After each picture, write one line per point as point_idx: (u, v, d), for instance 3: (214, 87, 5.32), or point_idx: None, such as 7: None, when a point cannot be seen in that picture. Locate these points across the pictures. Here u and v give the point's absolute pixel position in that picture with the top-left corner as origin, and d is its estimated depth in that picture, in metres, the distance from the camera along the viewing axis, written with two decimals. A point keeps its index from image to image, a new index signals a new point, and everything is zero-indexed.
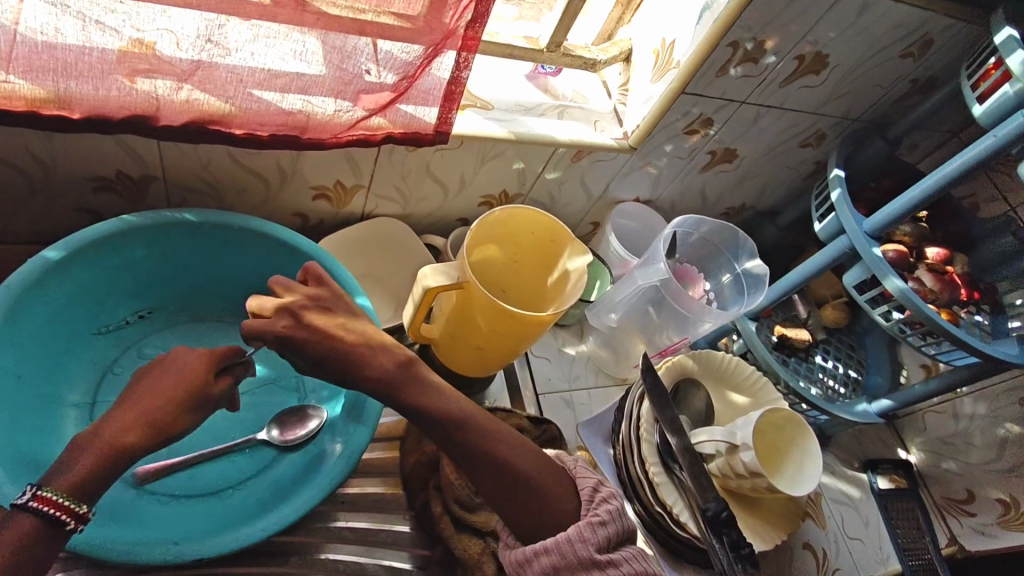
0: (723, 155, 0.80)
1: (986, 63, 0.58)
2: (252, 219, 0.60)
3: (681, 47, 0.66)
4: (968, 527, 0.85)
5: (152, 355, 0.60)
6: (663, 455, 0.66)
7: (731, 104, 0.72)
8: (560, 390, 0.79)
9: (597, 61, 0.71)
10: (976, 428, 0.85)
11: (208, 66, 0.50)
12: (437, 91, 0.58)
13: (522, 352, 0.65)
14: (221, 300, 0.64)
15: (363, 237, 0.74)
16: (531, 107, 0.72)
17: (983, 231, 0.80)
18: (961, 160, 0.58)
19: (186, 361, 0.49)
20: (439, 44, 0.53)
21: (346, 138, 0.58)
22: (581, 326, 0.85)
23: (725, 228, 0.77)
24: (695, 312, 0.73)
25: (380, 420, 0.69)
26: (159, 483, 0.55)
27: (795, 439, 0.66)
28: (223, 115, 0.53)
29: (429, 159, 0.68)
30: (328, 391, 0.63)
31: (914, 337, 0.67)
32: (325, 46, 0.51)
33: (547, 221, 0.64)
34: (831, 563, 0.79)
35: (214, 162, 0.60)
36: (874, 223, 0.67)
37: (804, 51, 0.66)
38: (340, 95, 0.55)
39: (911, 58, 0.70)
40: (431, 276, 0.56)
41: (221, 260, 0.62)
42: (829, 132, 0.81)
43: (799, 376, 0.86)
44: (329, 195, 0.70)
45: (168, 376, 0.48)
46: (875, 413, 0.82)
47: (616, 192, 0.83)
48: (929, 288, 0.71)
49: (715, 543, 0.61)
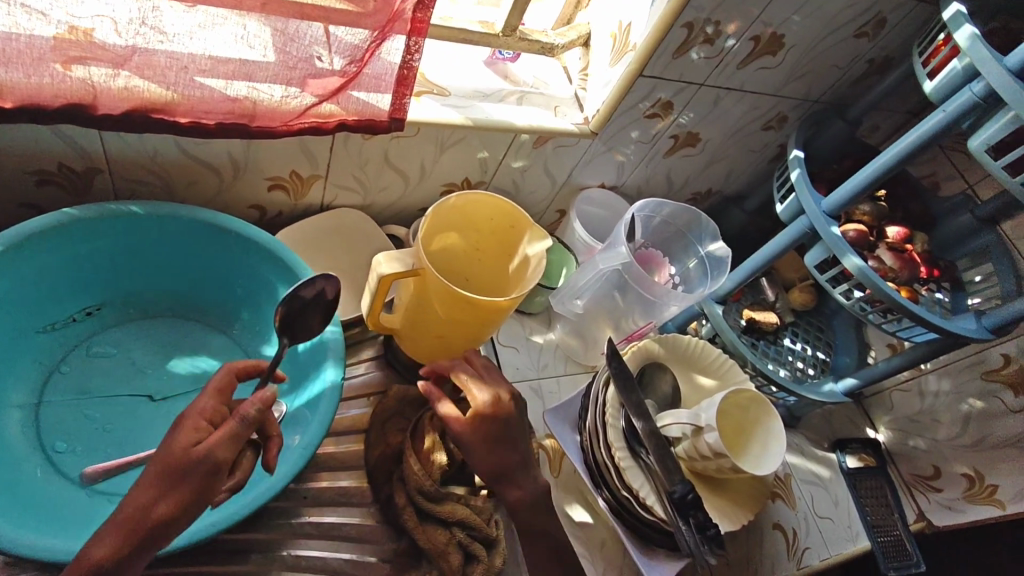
0: (686, 139, 0.80)
1: (935, 40, 0.59)
2: (201, 211, 0.59)
3: (638, 30, 0.66)
4: (935, 503, 0.86)
5: (102, 353, 0.59)
6: (630, 439, 0.66)
7: (690, 86, 0.72)
8: (529, 378, 0.79)
9: (555, 46, 0.70)
10: (941, 404, 0.86)
11: (146, 52, 0.48)
12: (389, 77, 0.56)
13: (484, 339, 0.65)
14: (174, 295, 0.63)
15: (322, 228, 0.73)
16: (489, 94, 0.71)
17: (942, 209, 0.81)
18: (914, 134, 0.59)
19: (179, 424, 0.45)
20: (385, 28, 0.52)
21: (297, 127, 0.57)
22: (549, 314, 0.85)
23: (687, 210, 0.78)
24: (659, 296, 0.73)
25: (345, 414, 0.68)
26: (108, 483, 0.53)
27: (760, 420, 0.67)
28: (165, 103, 0.51)
29: (386, 147, 0.67)
30: (287, 384, 0.62)
31: (875, 315, 0.67)
32: (279, 35, 0.50)
33: (505, 206, 0.63)
34: (801, 542, 0.80)
35: (160, 153, 0.59)
36: (833, 202, 0.67)
37: (760, 32, 0.66)
38: (289, 81, 0.54)
39: (866, 37, 0.71)
40: (385, 264, 0.56)
41: (172, 254, 0.61)
42: (790, 115, 0.81)
43: (768, 360, 0.86)
44: (285, 186, 0.68)
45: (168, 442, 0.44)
46: (841, 392, 0.82)
47: (581, 178, 0.82)
48: (888, 266, 0.72)
49: (683, 525, 0.62)
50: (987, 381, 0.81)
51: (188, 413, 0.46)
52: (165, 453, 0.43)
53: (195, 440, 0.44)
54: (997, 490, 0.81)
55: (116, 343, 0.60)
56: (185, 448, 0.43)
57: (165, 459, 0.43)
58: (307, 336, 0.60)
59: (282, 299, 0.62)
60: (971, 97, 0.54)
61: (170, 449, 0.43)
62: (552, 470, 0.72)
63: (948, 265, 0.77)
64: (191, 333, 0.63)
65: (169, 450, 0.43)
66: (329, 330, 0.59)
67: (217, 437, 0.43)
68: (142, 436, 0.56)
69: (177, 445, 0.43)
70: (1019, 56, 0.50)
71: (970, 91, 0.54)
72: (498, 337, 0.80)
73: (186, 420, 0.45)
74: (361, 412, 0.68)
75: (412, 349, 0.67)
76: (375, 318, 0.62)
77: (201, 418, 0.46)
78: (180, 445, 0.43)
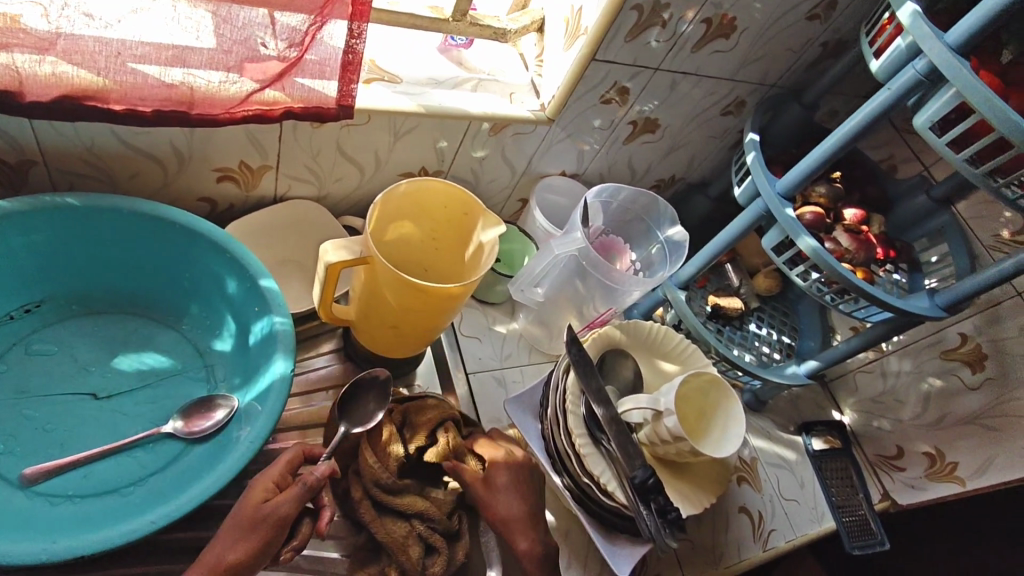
0: (645, 125, 0.80)
1: (880, 19, 0.59)
2: (143, 202, 0.58)
3: (588, 13, 0.65)
4: (899, 482, 0.87)
5: (42, 351, 0.57)
6: (590, 426, 0.65)
7: (645, 71, 0.71)
8: (492, 368, 0.78)
9: (508, 31, 0.69)
10: (902, 384, 0.87)
11: (72, 36, 0.47)
12: (333, 62, 0.55)
13: (441, 328, 0.64)
14: (120, 291, 0.62)
15: (276, 221, 0.72)
16: (443, 81, 0.70)
17: (899, 191, 0.81)
18: (862, 114, 0.59)
19: (253, 487, 0.51)
20: (322, 10, 0.51)
21: (239, 114, 0.55)
22: (512, 304, 0.85)
23: (645, 196, 0.79)
24: (618, 282, 0.73)
25: (303, 408, 0.67)
26: (48, 484, 0.51)
27: (720, 403, 0.66)
28: (97, 90, 0.50)
29: (337, 136, 0.66)
30: (238, 379, 0.60)
31: (832, 296, 0.68)
32: (214, 17, 0.50)
33: (457, 193, 0.63)
34: (767, 524, 0.80)
35: (99, 144, 0.57)
36: (787, 184, 0.68)
37: (711, 15, 0.66)
38: (227, 67, 0.53)
39: (818, 19, 0.71)
40: (332, 252, 0.55)
41: (116, 248, 0.60)
42: (748, 100, 0.81)
43: (733, 346, 0.86)
44: (234, 177, 0.67)
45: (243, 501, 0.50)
46: (803, 373, 0.82)
47: (541, 166, 0.82)
48: (845, 247, 0.72)
49: (643, 510, 0.62)
50: (946, 359, 0.82)
51: (261, 477, 0.52)
52: (242, 510, 0.49)
53: (263, 498, 0.50)
54: (957, 467, 0.82)
55: (58, 340, 0.58)
56: (259, 506, 0.49)
57: (241, 516, 0.49)
58: (258, 329, 0.59)
59: (231, 292, 0.61)
60: (913, 75, 0.54)
61: (246, 508, 0.49)
62: None
63: (905, 246, 0.77)
64: (138, 329, 0.61)
65: (245, 509, 0.49)
66: (278, 322, 0.58)
67: (288, 499, 0.50)
68: (84, 435, 0.54)
69: (253, 503, 0.49)
70: (957, 33, 0.51)
71: (912, 70, 0.54)
72: (460, 327, 0.80)
73: (259, 485, 0.51)
74: (319, 406, 0.67)
75: (369, 340, 0.66)
76: (327, 309, 0.61)
77: (271, 481, 0.51)
78: (254, 504, 0.49)
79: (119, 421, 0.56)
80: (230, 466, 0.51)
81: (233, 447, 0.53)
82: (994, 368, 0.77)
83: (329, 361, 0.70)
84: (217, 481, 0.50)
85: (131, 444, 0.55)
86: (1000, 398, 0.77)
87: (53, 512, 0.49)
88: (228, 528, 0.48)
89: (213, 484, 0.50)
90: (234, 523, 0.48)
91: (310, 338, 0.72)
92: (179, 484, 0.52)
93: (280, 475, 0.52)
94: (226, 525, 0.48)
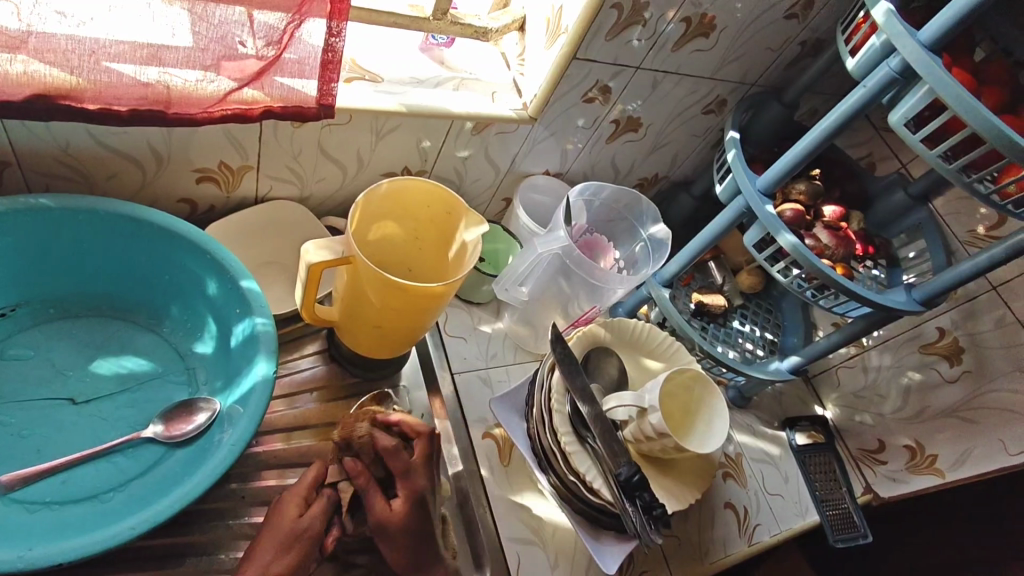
0: (627, 124, 0.81)
1: (856, 18, 0.60)
2: (120, 204, 0.57)
3: (569, 12, 0.65)
4: (881, 475, 0.88)
5: (19, 356, 0.56)
6: (575, 424, 0.66)
7: (626, 70, 0.72)
8: (477, 368, 0.78)
9: (489, 30, 0.69)
10: (883, 378, 0.88)
11: (43, 35, 0.46)
12: (313, 61, 0.55)
13: (425, 328, 0.64)
14: (99, 294, 0.61)
15: (258, 222, 0.71)
16: (425, 80, 0.70)
17: (877, 188, 0.82)
18: (839, 111, 0.60)
19: (287, 501, 0.55)
20: (300, 9, 0.51)
21: (218, 114, 0.55)
22: (497, 304, 0.85)
23: (628, 194, 0.80)
24: (601, 280, 0.74)
25: (286, 410, 0.66)
26: (25, 491, 0.50)
27: (704, 398, 0.67)
28: (70, 89, 0.49)
29: (318, 136, 0.66)
30: (221, 382, 0.59)
31: (811, 291, 0.68)
32: (190, 15, 0.49)
33: (440, 192, 0.63)
34: (752, 519, 0.81)
35: (74, 144, 0.56)
36: (766, 182, 0.68)
37: (690, 14, 0.67)
38: (205, 66, 0.52)
39: (795, 19, 0.72)
40: (314, 253, 0.55)
41: (94, 251, 0.59)
42: (729, 98, 0.82)
43: (717, 343, 0.87)
44: (215, 178, 0.66)
45: (276, 515, 0.54)
46: (786, 369, 0.83)
47: (525, 166, 0.82)
48: (825, 244, 0.73)
49: (629, 506, 0.62)
50: (925, 354, 0.83)
51: (292, 491, 0.56)
52: (279, 522, 0.53)
53: (298, 512, 0.55)
54: (936, 459, 0.83)
55: (34, 344, 0.57)
56: (294, 520, 0.54)
57: (278, 528, 0.53)
58: (240, 331, 0.59)
59: (212, 294, 0.61)
60: (888, 72, 0.55)
61: (283, 522, 0.53)
62: (502, 459, 0.72)
63: (884, 242, 0.79)
64: (117, 332, 0.60)
65: (281, 521, 0.53)
66: (259, 323, 0.57)
67: (317, 513, 0.55)
68: (63, 441, 0.53)
69: (289, 516, 0.54)
70: (930, 31, 0.52)
71: (887, 67, 0.55)
72: (445, 327, 0.80)
73: (291, 498, 0.55)
74: (304, 408, 0.66)
75: (353, 341, 0.66)
76: (310, 311, 0.61)
77: (299, 495, 0.56)
78: (290, 518, 0.54)
79: (99, 426, 0.55)
80: (212, 470, 0.50)
81: (215, 451, 0.53)
82: (971, 361, 0.79)
83: (314, 363, 0.70)
84: (199, 484, 0.49)
85: (112, 449, 0.54)
86: (977, 391, 0.79)
87: (30, 520, 0.49)
88: (267, 539, 0.52)
89: (194, 488, 0.49)
90: (271, 535, 0.52)
91: (293, 340, 0.71)
92: (161, 489, 0.52)
93: (308, 489, 0.56)
94: (264, 536, 0.52)
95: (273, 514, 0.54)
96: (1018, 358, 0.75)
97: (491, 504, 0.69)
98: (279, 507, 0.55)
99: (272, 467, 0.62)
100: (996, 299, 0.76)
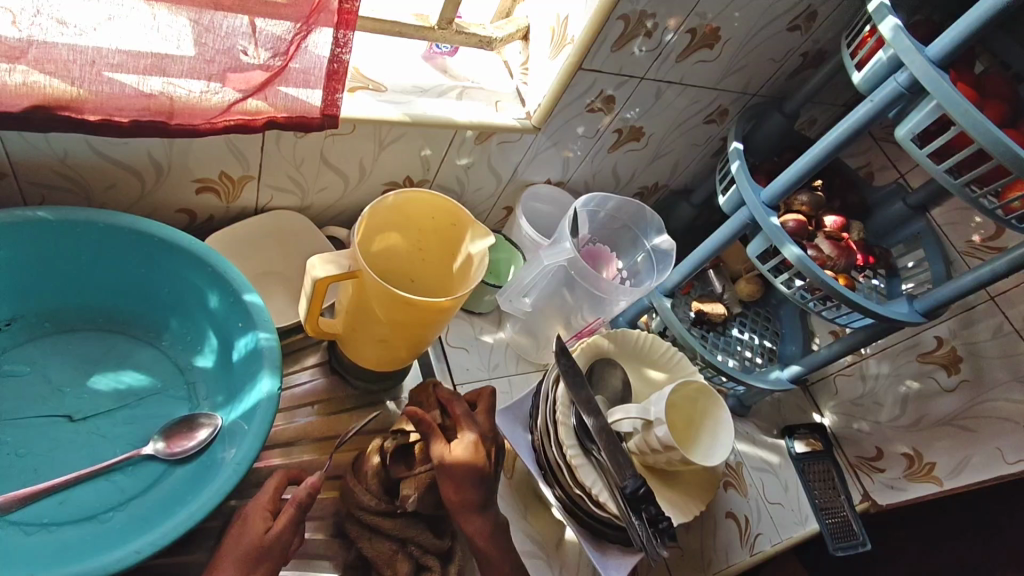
0: (630, 134, 0.80)
1: (862, 32, 0.60)
2: (119, 215, 0.56)
3: (575, 22, 0.65)
4: (879, 483, 0.88)
5: (14, 372, 0.55)
6: (580, 437, 0.65)
7: (630, 80, 0.72)
8: (479, 379, 0.78)
9: (493, 39, 0.69)
10: (881, 387, 0.89)
11: (44, 45, 0.45)
12: (318, 71, 0.54)
13: (430, 341, 0.63)
14: (96, 306, 0.59)
15: (256, 233, 0.70)
16: (428, 89, 0.70)
17: (877, 198, 0.83)
18: (844, 125, 0.60)
19: (250, 517, 0.51)
20: (308, 19, 0.50)
21: (222, 124, 0.54)
22: (499, 313, 0.84)
23: (632, 204, 0.79)
24: (606, 292, 0.73)
25: (287, 425, 0.65)
26: (21, 512, 0.49)
27: (709, 410, 0.67)
28: (70, 99, 0.48)
29: (321, 146, 0.65)
30: (223, 397, 0.58)
31: (815, 302, 0.68)
32: (196, 26, 0.48)
33: (445, 204, 0.62)
34: (752, 529, 0.81)
35: (73, 155, 0.55)
36: (771, 193, 0.68)
37: (696, 25, 0.67)
38: (209, 77, 0.51)
39: (798, 31, 0.73)
40: (320, 267, 0.54)
41: (92, 264, 0.57)
42: (731, 108, 0.82)
43: (717, 351, 0.87)
44: (215, 188, 0.65)
45: (239, 533, 0.50)
46: (786, 378, 0.82)
47: (527, 175, 0.81)
48: (827, 255, 0.73)
49: (634, 519, 0.61)
50: (923, 362, 0.84)
51: (253, 506, 0.52)
52: (241, 542, 0.50)
53: (265, 527, 0.51)
54: (934, 467, 0.83)
55: (29, 359, 0.56)
56: (260, 536, 0.50)
57: (241, 547, 0.49)
58: (242, 345, 0.58)
59: (213, 307, 0.59)
60: (895, 87, 0.55)
61: (247, 539, 0.50)
62: (506, 472, 0.72)
63: (884, 252, 0.79)
64: (114, 346, 0.59)
65: (245, 538, 0.50)
66: (263, 338, 0.56)
67: (282, 523, 0.51)
68: (60, 460, 0.52)
69: (251, 533, 0.50)
70: (939, 47, 0.52)
71: (894, 83, 0.55)
72: (447, 338, 0.79)
73: (250, 514, 0.52)
74: (307, 421, 0.65)
75: (356, 354, 0.65)
76: (314, 324, 0.60)
77: (263, 509, 0.52)
78: (255, 534, 0.50)
79: (98, 445, 0.54)
80: (217, 491, 0.49)
81: (219, 469, 0.52)
82: (969, 370, 0.80)
83: (313, 376, 0.69)
84: (203, 505, 0.48)
85: (111, 467, 0.52)
86: (975, 399, 0.80)
87: (29, 543, 0.47)
88: (231, 561, 0.49)
89: (199, 510, 0.48)
90: (237, 554, 0.49)
91: (294, 352, 0.70)
92: (162, 509, 0.50)
93: (270, 502, 0.53)
94: (225, 559, 0.49)
95: (236, 531, 0.51)
96: (1014, 367, 0.76)
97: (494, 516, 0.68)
98: (241, 525, 0.51)
99: None
100: (993, 308, 0.77)
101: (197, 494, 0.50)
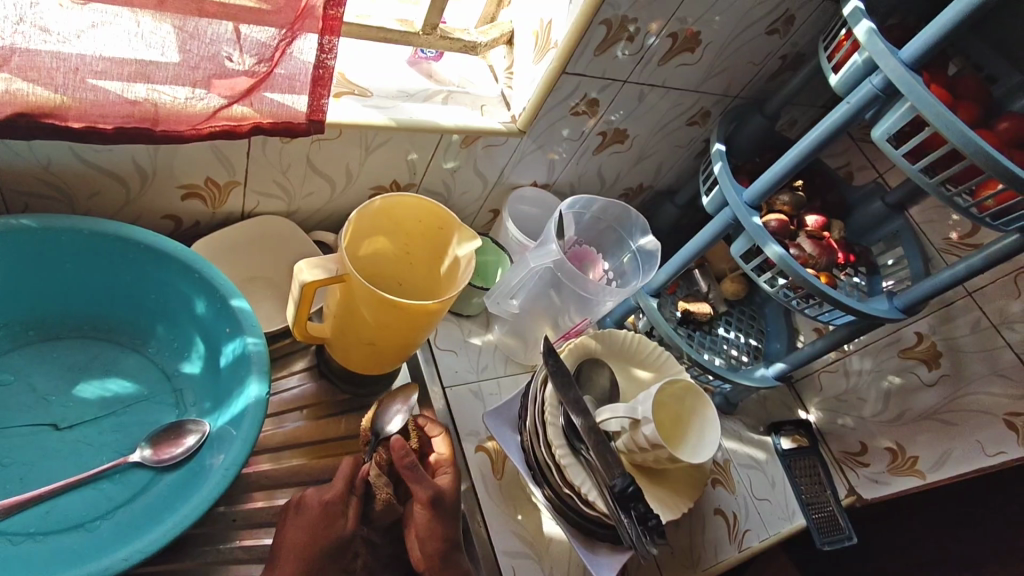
0: (614, 136, 0.81)
1: (838, 36, 0.62)
2: (104, 222, 0.56)
3: (558, 27, 0.66)
4: (863, 477, 0.89)
5: None
6: (569, 437, 0.65)
7: (614, 83, 0.72)
8: (468, 381, 0.78)
9: (478, 44, 0.70)
10: (864, 383, 0.90)
11: (27, 52, 0.45)
12: (304, 77, 0.55)
13: (417, 344, 0.64)
14: (79, 314, 0.59)
15: (245, 238, 0.70)
16: (414, 93, 0.71)
17: (857, 197, 0.84)
18: (824, 126, 0.61)
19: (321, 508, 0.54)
20: (293, 25, 0.51)
21: (207, 130, 0.54)
22: (486, 316, 0.85)
23: (616, 206, 0.80)
24: (593, 292, 0.74)
25: (279, 429, 0.65)
26: (8, 522, 0.48)
27: (695, 407, 0.68)
28: (54, 107, 0.48)
29: (307, 150, 0.65)
30: (210, 403, 0.58)
31: (798, 301, 0.69)
32: (180, 33, 0.48)
33: (432, 208, 0.63)
34: (741, 525, 0.82)
35: (57, 162, 0.55)
36: (752, 193, 0.70)
37: (676, 30, 0.68)
38: (194, 83, 0.51)
39: (777, 34, 0.74)
40: (307, 271, 0.55)
41: (76, 270, 0.57)
42: (713, 110, 0.83)
43: (704, 350, 0.87)
44: (201, 195, 0.65)
45: (310, 520, 0.54)
46: (772, 375, 0.83)
47: (513, 178, 0.82)
48: (809, 254, 0.74)
49: (624, 518, 0.61)
50: (904, 358, 0.85)
51: (332, 496, 0.55)
52: (315, 529, 0.53)
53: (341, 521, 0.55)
54: (917, 461, 0.84)
55: (13, 368, 0.55)
56: (338, 531, 0.54)
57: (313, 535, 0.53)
58: (230, 350, 0.58)
59: (200, 313, 0.59)
60: (871, 89, 0.56)
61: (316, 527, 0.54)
62: (495, 472, 0.72)
63: (864, 249, 0.80)
64: (100, 354, 0.59)
65: (319, 529, 0.53)
66: (250, 343, 0.56)
67: (353, 515, 0.56)
68: (46, 470, 0.52)
69: (329, 526, 0.54)
70: (912, 50, 0.53)
71: (870, 84, 0.56)
72: (435, 341, 0.79)
73: (325, 508, 0.55)
74: (297, 426, 0.65)
75: (344, 358, 0.65)
76: (301, 328, 0.60)
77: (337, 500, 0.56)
78: (328, 527, 0.54)
79: (84, 453, 0.54)
80: (206, 496, 0.49)
81: (207, 476, 0.51)
82: (949, 365, 0.81)
83: (301, 381, 0.69)
84: (192, 511, 0.48)
85: (98, 475, 0.52)
86: (956, 394, 0.81)
87: (15, 554, 0.47)
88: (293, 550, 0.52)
89: (187, 517, 0.47)
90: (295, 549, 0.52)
91: (283, 356, 0.70)
92: (152, 516, 0.50)
93: (344, 490, 0.56)
94: (291, 544, 0.52)
95: (292, 527, 0.54)
96: (994, 362, 0.77)
97: (486, 516, 0.69)
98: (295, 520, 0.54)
99: (262, 488, 0.61)
100: (971, 304, 0.79)
101: (187, 499, 0.50)
